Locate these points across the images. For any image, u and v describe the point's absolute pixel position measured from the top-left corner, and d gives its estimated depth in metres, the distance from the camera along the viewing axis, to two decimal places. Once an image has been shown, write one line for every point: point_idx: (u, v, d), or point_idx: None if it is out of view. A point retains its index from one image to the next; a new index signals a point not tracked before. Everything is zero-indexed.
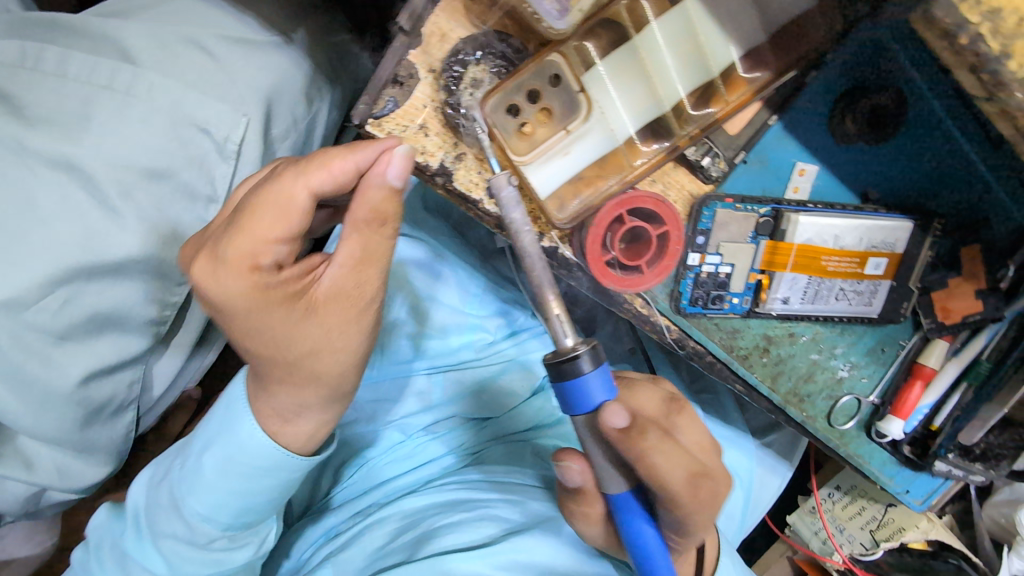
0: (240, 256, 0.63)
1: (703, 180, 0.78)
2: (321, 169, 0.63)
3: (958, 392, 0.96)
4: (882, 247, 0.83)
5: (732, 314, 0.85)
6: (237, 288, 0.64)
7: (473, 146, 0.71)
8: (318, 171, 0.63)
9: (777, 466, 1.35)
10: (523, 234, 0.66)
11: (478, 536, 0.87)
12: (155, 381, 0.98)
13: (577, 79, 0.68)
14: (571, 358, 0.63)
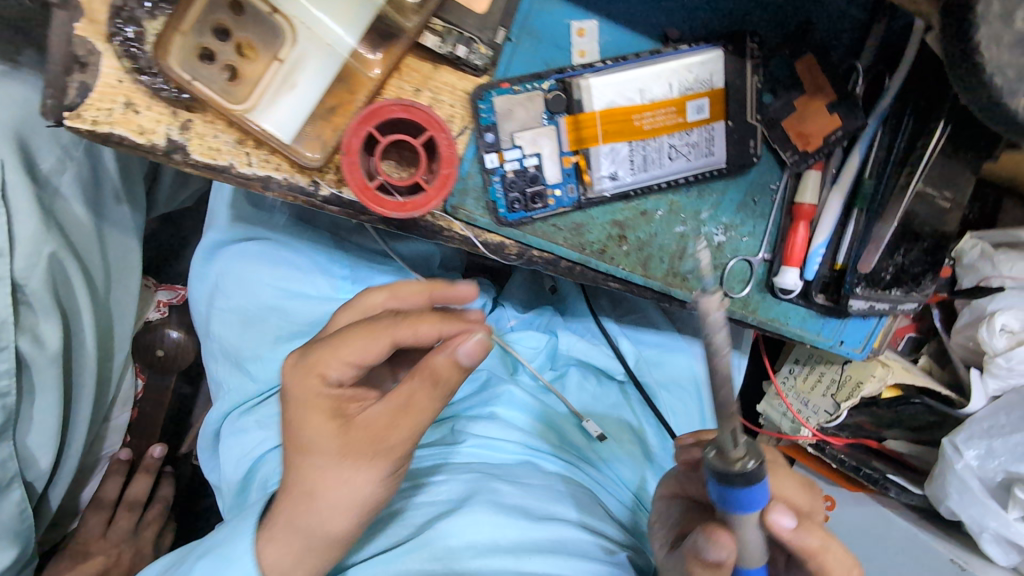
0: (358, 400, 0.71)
1: (472, 74, 0.70)
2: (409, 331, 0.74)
3: (852, 221, 0.86)
4: (698, 88, 0.75)
5: (562, 210, 0.77)
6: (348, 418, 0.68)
7: (195, 109, 0.63)
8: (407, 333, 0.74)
9: (723, 360, 1.28)
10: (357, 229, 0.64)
11: (495, 534, 0.95)
12: (36, 450, 0.95)
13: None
14: (744, 473, 0.59)
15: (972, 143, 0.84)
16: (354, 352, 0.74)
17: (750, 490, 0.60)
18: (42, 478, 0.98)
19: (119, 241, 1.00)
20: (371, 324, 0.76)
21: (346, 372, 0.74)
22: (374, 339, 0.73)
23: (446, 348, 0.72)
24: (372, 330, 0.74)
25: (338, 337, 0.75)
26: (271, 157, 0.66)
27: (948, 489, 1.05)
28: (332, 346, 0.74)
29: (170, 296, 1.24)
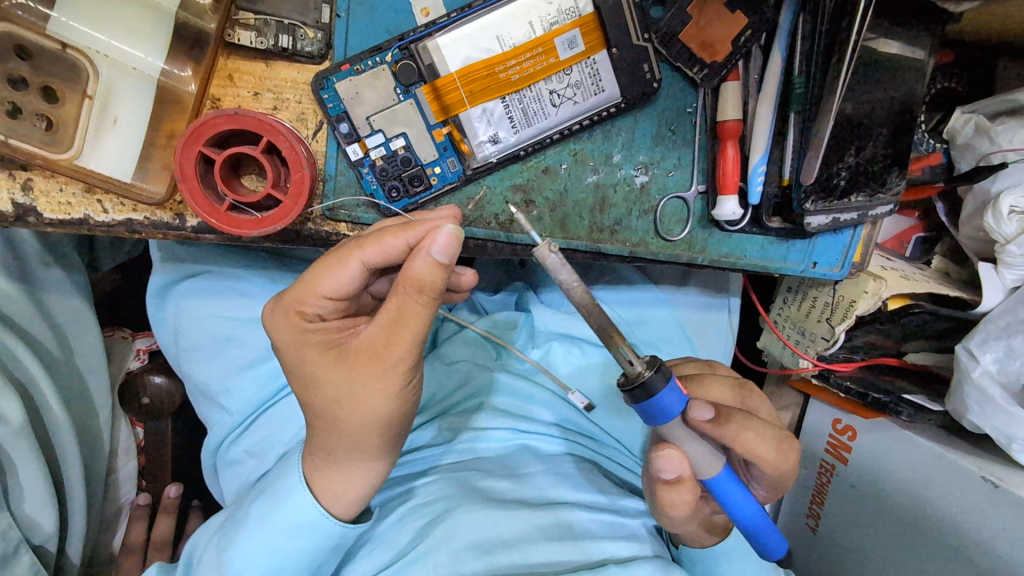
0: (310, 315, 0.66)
1: (310, 62, 0.64)
2: (373, 244, 0.61)
3: (791, 127, 0.76)
4: (564, 20, 0.66)
5: (448, 187, 0.71)
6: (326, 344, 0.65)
7: (30, 167, 0.61)
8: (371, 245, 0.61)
9: (710, 305, 1.17)
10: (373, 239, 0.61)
11: (498, 529, 0.89)
12: (38, 516, 0.94)
13: (47, 35, 0.57)
14: (642, 378, 0.64)
15: (910, 11, 0.75)
16: (326, 286, 0.64)
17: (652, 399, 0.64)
18: (52, 539, 0.97)
19: (62, 302, 0.99)
20: (336, 253, 0.65)
21: (324, 305, 0.66)
22: (344, 270, 0.63)
23: (417, 254, 0.59)
24: (339, 257, 0.63)
25: (308, 273, 0.65)
26: (125, 200, 0.63)
27: (966, 402, 0.93)
28: (305, 283, 0.65)
29: (147, 343, 1.25)
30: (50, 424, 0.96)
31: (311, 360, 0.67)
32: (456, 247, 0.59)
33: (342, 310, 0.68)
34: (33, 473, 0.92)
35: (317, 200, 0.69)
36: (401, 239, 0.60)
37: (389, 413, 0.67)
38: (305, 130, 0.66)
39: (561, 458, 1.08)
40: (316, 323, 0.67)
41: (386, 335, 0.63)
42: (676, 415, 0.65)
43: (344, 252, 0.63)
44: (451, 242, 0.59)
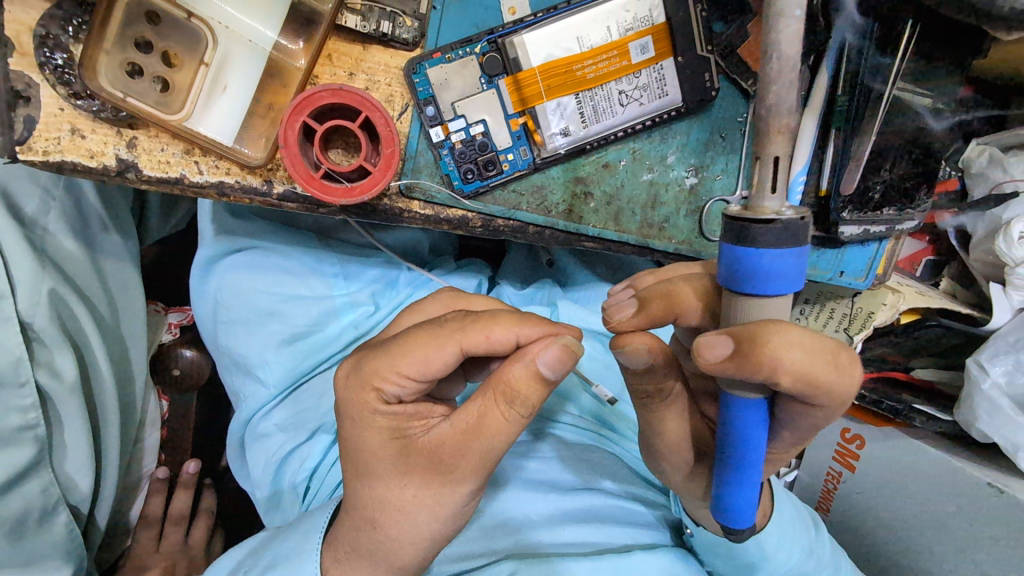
0: (380, 385, 0.65)
1: (404, 48, 0.69)
2: (475, 331, 0.62)
3: (831, 142, 0.83)
4: (638, 27, 0.72)
5: (518, 174, 0.76)
6: (372, 423, 0.66)
7: (137, 125, 0.64)
8: (472, 333, 0.62)
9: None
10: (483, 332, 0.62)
11: (527, 508, 0.93)
12: (76, 477, 0.96)
13: (176, 6, 0.62)
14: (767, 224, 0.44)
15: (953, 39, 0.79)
16: (413, 365, 0.63)
17: (770, 252, 0.44)
18: (87, 501, 0.99)
19: (116, 267, 1.01)
20: (431, 326, 0.64)
21: (403, 386, 0.65)
22: (441, 354, 0.62)
23: (526, 357, 0.61)
24: (437, 337, 0.62)
25: (396, 344, 0.64)
26: (220, 163, 0.66)
27: (977, 411, 0.98)
28: (391, 356, 0.64)
29: (180, 317, 1.25)
30: (97, 385, 0.98)
31: (369, 440, 0.66)
32: (568, 364, 0.60)
33: (418, 394, 0.67)
34: (77, 434, 0.94)
35: (396, 176, 0.73)
36: (515, 332, 0.62)
37: (414, 493, 0.65)
38: (392, 111, 0.70)
39: (588, 447, 1.07)
40: (389, 404, 0.66)
41: (455, 434, 0.63)
42: (770, 287, 0.45)
43: (445, 333, 0.62)
44: (564, 355, 0.60)
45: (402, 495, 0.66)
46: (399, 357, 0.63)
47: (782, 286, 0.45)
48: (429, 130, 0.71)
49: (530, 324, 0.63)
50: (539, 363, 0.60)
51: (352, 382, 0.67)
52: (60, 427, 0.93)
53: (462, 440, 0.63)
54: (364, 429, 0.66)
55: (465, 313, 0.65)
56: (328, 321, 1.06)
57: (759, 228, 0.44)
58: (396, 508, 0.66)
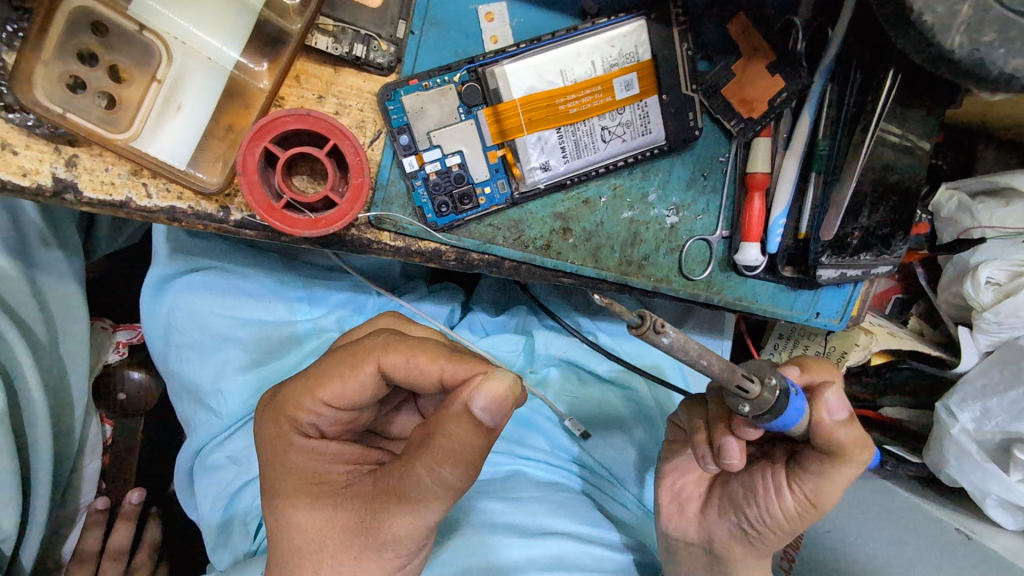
0: (297, 416, 0.64)
1: (378, 73, 0.65)
2: (398, 352, 0.61)
3: (811, 185, 0.81)
4: (622, 63, 0.70)
5: (494, 208, 0.72)
6: (285, 460, 0.65)
7: (78, 143, 0.59)
8: (395, 352, 0.61)
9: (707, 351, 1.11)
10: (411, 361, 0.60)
11: (489, 556, 0.88)
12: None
13: (125, 15, 0.57)
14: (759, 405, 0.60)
15: (934, 91, 0.78)
16: (331, 391, 0.62)
17: (771, 421, 0.62)
18: (10, 540, 0.90)
19: (57, 286, 0.93)
20: (358, 348, 0.63)
21: (321, 415, 0.64)
22: (355, 377, 0.62)
23: (455, 405, 0.56)
24: (356, 357, 0.62)
25: (316, 370, 0.64)
26: (171, 187, 0.61)
27: (945, 456, 0.97)
28: (310, 383, 0.64)
29: (130, 335, 1.15)
30: (28, 413, 0.90)
31: (284, 484, 0.64)
32: (506, 410, 0.56)
33: (339, 426, 0.66)
34: (3, 466, 0.85)
35: (364, 207, 0.68)
36: (439, 367, 0.60)
37: (331, 552, 0.63)
38: (363, 137, 0.66)
39: (559, 487, 1.01)
40: (309, 436, 0.65)
41: (376, 493, 0.61)
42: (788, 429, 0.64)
43: (363, 352, 0.62)
44: (503, 400, 0.56)
45: (318, 552, 0.63)
46: (321, 383, 0.63)
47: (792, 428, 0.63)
48: (401, 159, 0.67)
49: (458, 361, 0.60)
50: (472, 403, 0.55)
51: (268, 412, 0.66)
52: None
53: (381, 500, 0.61)
54: (281, 472, 0.65)
55: (392, 333, 0.65)
56: (289, 346, 1.00)
57: (752, 415, 0.61)
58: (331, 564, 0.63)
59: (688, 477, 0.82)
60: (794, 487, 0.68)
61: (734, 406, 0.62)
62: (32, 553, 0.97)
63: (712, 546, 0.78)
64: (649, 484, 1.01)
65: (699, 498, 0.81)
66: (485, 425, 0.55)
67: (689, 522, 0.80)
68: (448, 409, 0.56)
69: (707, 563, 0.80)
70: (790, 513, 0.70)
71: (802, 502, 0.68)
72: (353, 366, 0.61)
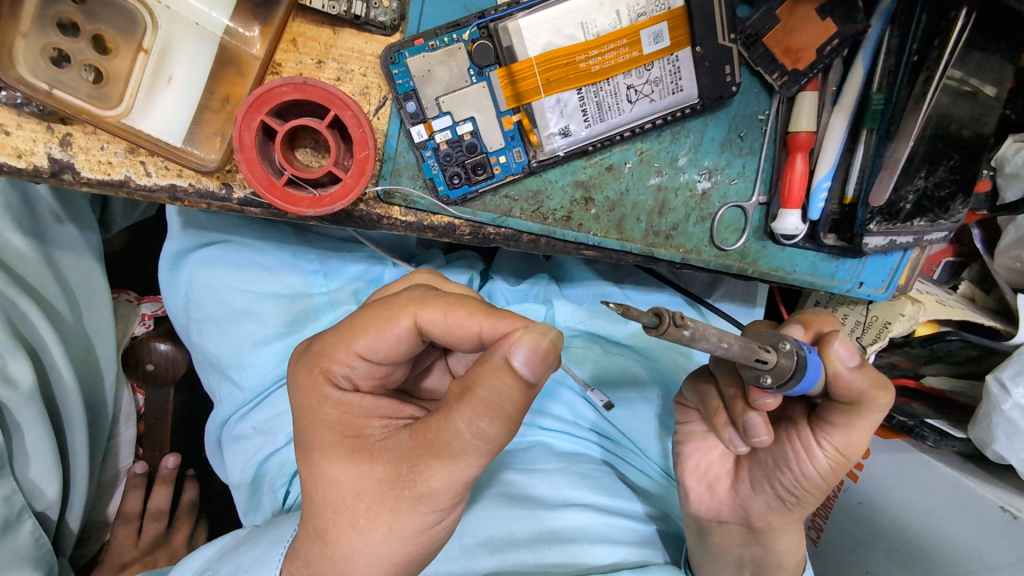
0: (329, 369, 0.58)
1: (380, 32, 0.60)
2: (435, 306, 0.54)
3: (861, 145, 0.74)
4: (652, 11, 0.63)
5: (509, 179, 0.67)
6: (318, 412, 0.58)
7: (70, 121, 0.56)
8: (431, 306, 0.54)
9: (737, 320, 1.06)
10: (450, 319, 0.53)
11: (511, 526, 0.85)
12: (42, 483, 0.90)
13: None
14: (781, 377, 0.57)
15: (1006, 31, 0.70)
16: (367, 343, 0.56)
17: (797, 388, 0.58)
18: (55, 507, 0.93)
19: (75, 262, 0.94)
20: (391, 299, 0.57)
21: (354, 367, 0.57)
22: (391, 329, 0.55)
23: (497, 358, 0.49)
24: (391, 308, 0.56)
25: (349, 322, 0.58)
26: (170, 164, 0.58)
27: (994, 432, 0.89)
28: (342, 334, 0.57)
29: (154, 308, 1.17)
30: (57, 388, 0.91)
31: (317, 440, 0.58)
32: (548, 363, 0.48)
33: (373, 381, 0.59)
34: (40, 437, 0.87)
35: (373, 180, 0.64)
36: (478, 323, 0.53)
37: (368, 506, 0.55)
38: (368, 105, 0.62)
39: (580, 458, 0.99)
40: (343, 387, 0.58)
41: (412, 450, 0.53)
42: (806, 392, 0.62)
43: (399, 305, 0.56)
44: (546, 353, 0.49)
45: (355, 508, 0.56)
46: (353, 337, 0.56)
47: (809, 390, 0.60)
48: (408, 127, 0.62)
49: (499, 316, 0.53)
50: (512, 356, 0.48)
51: (301, 363, 0.60)
52: (19, 430, 0.86)
53: (418, 460, 0.53)
54: (314, 430, 0.58)
55: (427, 288, 0.58)
56: (305, 320, 0.98)
57: (775, 384, 0.57)
58: (367, 526, 0.55)
59: (712, 455, 0.77)
60: (822, 443, 0.64)
61: (754, 379, 0.58)
62: (76, 518, 1.01)
63: (749, 521, 0.73)
64: (670, 452, 0.97)
65: (728, 475, 0.76)
66: (527, 379, 0.48)
67: (721, 501, 0.76)
68: (484, 362, 0.49)
69: (739, 541, 0.76)
70: (824, 472, 0.65)
71: (834, 458, 0.64)
72: (386, 317, 0.55)
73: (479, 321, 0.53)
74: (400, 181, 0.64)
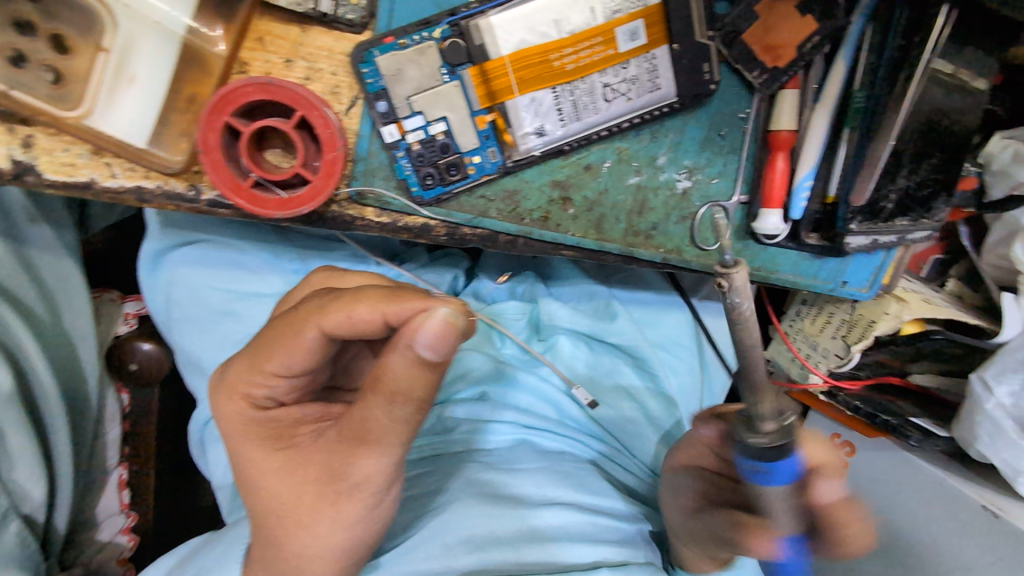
0: (247, 391, 0.56)
1: (350, 30, 0.59)
2: (335, 310, 0.52)
3: (843, 143, 0.73)
4: (627, 8, 0.62)
5: (484, 180, 0.66)
6: (239, 433, 0.57)
7: (31, 122, 0.55)
8: (331, 310, 0.52)
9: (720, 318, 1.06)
10: (357, 315, 0.52)
11: (492, 525, 0.84)
12: (26, 485, 0.89)
13: None
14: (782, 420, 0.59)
15: (990, 29, 0.69)
16: (277, 361, 0.54)
17: (788, 464, 0.60)
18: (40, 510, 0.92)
19: (53, 263, 0.93)
20: (297, 310, 0.55)
21: (273, 386, 0.56)
22: (298, 343, 0.53)
23: (399, 345, 0.48)
24: (293, 322, 0.54)
25: (258, 340, 0.56)
26: (135, 166, 0.57)
27: (976, 431, 0.89)
28: (253, 354, 0.55)
29: (137, 307, 1.16)
30: (37, 389, 0.90)
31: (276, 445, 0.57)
32: (451, 345, 0.48)
33: (294, 393, 0.59)
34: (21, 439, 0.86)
35: (345, 181, 0.63)
36: (381, 311, 0.51)
37: (342, 508, 0.55)
38: (338, 104, 0.60)
39: (565, 457, 0.98)
40: (268, 405, 0.58)
41: (378, 452, 0.53)
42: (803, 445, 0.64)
43: (301, 317, 0.53)
44: (447, 332, 0.48)
45: (299, 509, 0.55)
46: (261, 354, 0.55)
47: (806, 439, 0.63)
48: (376, 127, 0.61)
49: (399, 300, 0.52)
50: (418, 344, 0.48)
51: (217, 390, 0.58)
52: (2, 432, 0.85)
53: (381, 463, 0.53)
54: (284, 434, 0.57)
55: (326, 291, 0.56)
56: None
57: (772, 447, 0.60)
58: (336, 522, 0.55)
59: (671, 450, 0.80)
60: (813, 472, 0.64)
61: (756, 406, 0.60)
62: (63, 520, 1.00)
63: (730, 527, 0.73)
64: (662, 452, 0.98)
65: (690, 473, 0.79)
66: (434, 361, 0.48)
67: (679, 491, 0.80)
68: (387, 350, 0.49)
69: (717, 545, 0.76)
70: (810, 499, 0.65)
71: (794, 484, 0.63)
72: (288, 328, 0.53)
73: (382, 310, 0.51)
74: (372, 184, 0.63)
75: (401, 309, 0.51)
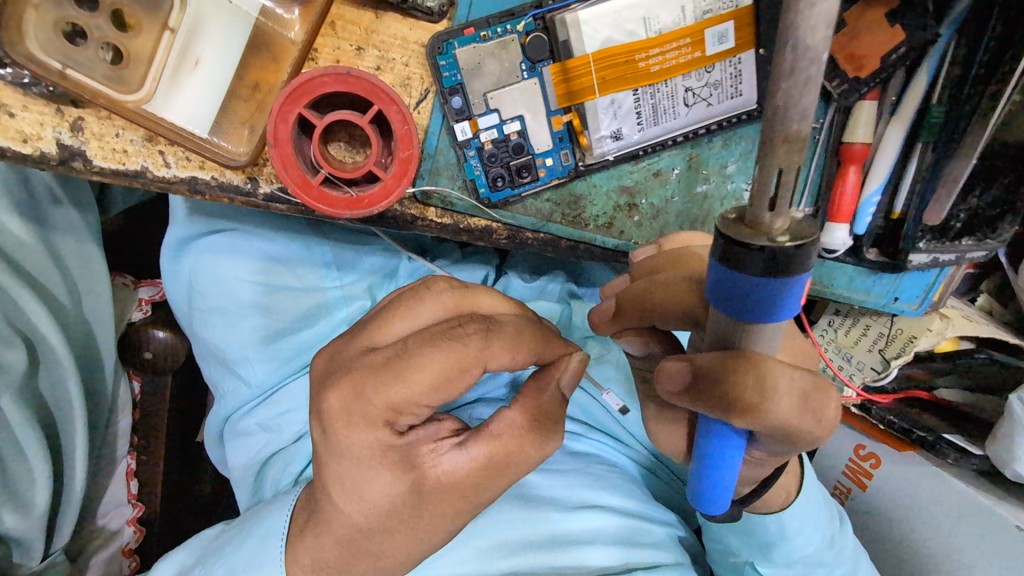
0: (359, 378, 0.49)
1: (426, 19, 0.54)
2: (505, 347, 0.49)
3: (915, 158, 0.72)
4: (718, 9, 0.58)
5: (553, 183, 0.63)
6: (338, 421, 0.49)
7: (83, 104, 0.51)
8: (501, 346, 0.49)
9: None
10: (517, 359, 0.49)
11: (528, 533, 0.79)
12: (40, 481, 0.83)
13: None
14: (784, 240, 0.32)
15: None
16: (425, 391, 0.47)
17: (779, 287, 0.32)
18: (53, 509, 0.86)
19: (77, 248, 0.88)
20: (454, 331, 0.49)
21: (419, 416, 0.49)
22: (460, 379, 0.47)
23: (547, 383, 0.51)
24: (459, 359, 0.47)
25: (403, 354, 0.48)
26: (191, 155, 0.54)
27: (1015, 452, 0.84)
28: (397, 370, 0.47)
29: (154, 292, 1.05)
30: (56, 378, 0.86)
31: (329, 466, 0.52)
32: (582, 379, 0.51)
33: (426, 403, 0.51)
34: None
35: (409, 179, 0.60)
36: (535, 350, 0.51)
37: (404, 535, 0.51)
38: (408, 97, 0.57)
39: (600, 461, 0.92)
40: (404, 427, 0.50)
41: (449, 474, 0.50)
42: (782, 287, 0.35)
43: (470, 357, 0.47)
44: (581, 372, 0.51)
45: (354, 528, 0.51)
46: (404, 375, 0.47)
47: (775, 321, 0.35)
48: (449, 124, 0.58)
49: (550, 342, 0.52)
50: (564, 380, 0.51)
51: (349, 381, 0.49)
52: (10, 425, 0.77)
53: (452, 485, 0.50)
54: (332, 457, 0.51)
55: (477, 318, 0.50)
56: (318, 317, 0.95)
57: (769, 253, 0.31)
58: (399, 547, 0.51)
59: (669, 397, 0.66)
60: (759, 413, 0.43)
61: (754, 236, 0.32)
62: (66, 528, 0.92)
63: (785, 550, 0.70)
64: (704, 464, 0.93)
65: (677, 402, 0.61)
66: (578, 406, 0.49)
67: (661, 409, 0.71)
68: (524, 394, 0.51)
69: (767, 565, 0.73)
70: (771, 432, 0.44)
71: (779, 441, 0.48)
72: (454, 367, 0.47)
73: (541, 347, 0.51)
74: (444, 182, 0.60)
75: (550, 350, 0.52)
